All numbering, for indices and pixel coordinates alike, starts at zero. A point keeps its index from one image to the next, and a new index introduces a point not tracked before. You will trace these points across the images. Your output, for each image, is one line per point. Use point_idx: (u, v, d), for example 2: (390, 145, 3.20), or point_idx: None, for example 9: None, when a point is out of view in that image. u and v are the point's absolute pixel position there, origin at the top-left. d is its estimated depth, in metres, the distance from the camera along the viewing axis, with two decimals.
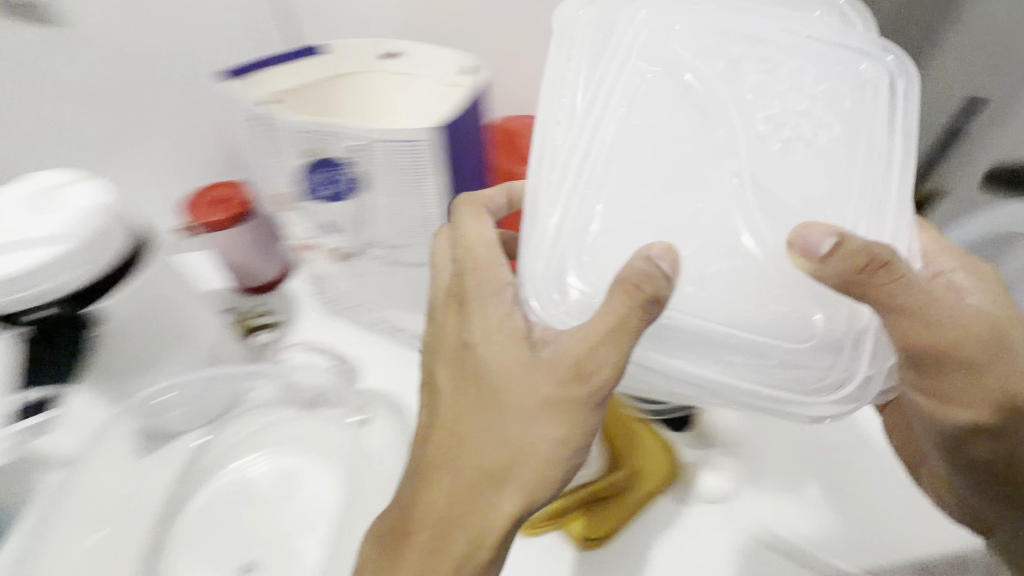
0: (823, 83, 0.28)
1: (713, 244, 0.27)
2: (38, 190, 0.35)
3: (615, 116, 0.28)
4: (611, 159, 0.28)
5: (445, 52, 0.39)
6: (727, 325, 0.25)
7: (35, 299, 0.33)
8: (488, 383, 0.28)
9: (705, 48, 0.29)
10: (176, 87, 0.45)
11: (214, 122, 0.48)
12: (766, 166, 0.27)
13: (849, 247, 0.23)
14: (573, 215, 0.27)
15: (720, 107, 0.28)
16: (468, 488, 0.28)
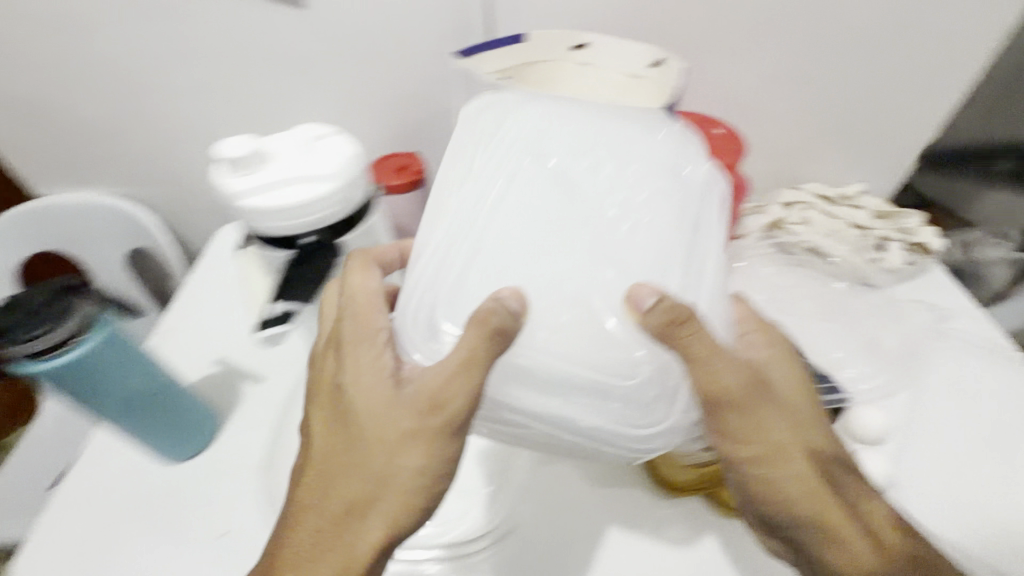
0: (641, 177, 0.39)
1: (575, 300, 0.34)
2: (304, 140, 0.41)
3: (515, 202, 0.37)
4: (502, 231, 0.36)
5: (633, 48, 0.50)
6: (567, 360, 0.32)
7: (305, 227, 0.38)
8: (359, 418, 0.34)
9: (570, 146, 0.40)
10: (395, 69, 0.55)
11: (413, 99, 0.58)
12: (590, 237, 0.36)
13: (666, 304, 0.31)
14: (467, 262, 0.36)
15: (584, 197, 0.38)
16: (335, 518, 0.34)
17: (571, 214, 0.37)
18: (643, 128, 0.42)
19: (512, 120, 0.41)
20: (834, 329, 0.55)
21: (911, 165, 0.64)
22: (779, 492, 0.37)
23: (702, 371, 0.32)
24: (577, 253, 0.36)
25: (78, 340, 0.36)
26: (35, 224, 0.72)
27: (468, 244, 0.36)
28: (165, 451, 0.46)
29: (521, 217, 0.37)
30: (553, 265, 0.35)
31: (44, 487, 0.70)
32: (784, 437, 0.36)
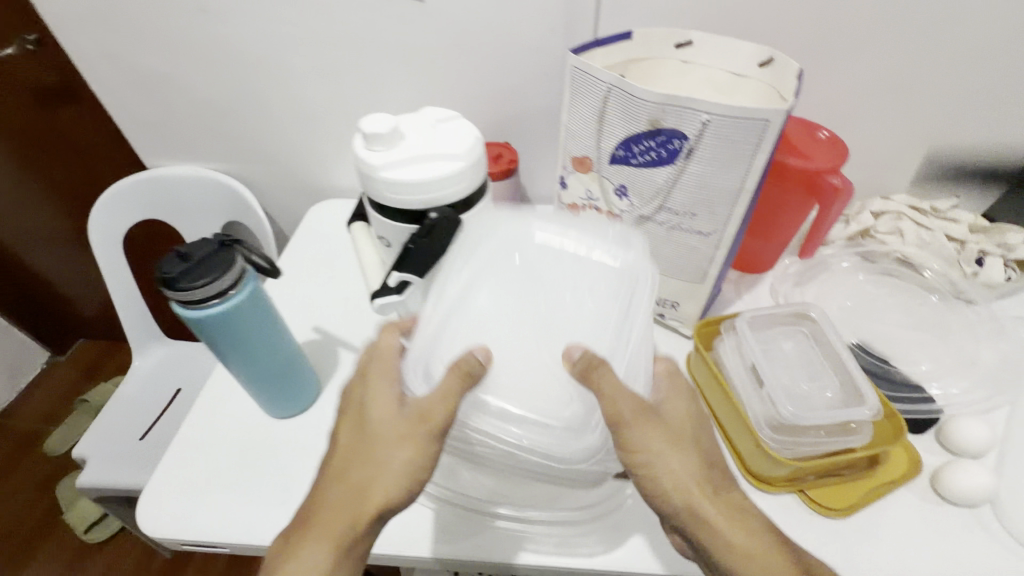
0: (600, 269, 0.40)
1: (517, 368, 0.37)
2: (429, 123, 0.43)
3: (479, 289, 0.40)
4: (471, 307, 0.39)
5: (741, 46, 0.48)
6: (517, 405, 0.36)
7: (431, 202, 0.41)
8: (368, 424, 0.36)
9: (533, 239, 0.42)
10: (503, 56, 0.59)
11: (515, 87, 0.61)
12: (541, 325, 0.38)
13: (591, 357, 0.35)
14: (426, 338, 0.38)
15: (533, 289, 0.40)
16: (343, 508, 0.35)
17: (524, 308, 0.39)
18: (586, 227, 0.42)
19: (498, 222, 0.42)
20: (927, 339, 0.53)
21: (1007, 178, 0.63)
22: (670, 498, 0.37)
23: (610, 406, 0.35)
24: (531, 331, 0.38)
25: (225, 296, 0.38)
26: (141, 192, 0.76)
27: (450, 312, 0.39)
28: (269, 407, 0.49)
29: (500, 301, 0.39)
30: (521, 357, 0.37)
31: (138, 439, 0.77)
32: (662, 451, 0.36)
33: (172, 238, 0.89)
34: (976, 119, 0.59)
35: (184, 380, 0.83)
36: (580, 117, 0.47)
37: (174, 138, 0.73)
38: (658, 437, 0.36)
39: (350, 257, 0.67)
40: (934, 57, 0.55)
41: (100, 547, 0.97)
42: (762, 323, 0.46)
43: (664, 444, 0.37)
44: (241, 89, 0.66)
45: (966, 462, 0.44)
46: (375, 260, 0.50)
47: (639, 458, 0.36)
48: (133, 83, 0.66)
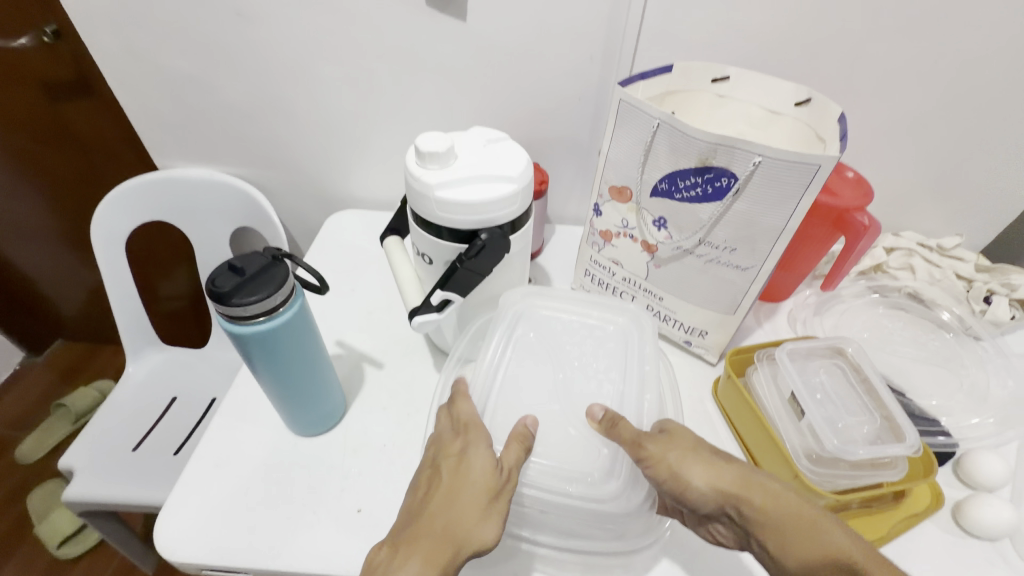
0: (608, 350, 0.48)
1: (550, 442, 0.42)
2: (477, 146, 0.44)
3: (509, 361, 0.47)
4: (504, 382, 0.45)
5: (781, 84, 0.48)
6: (553, 462, 0.40)
7: (483, 223, 0.41)
8: (455, 472, 0.37)
9: (554, 321, 0.50)
10: (536, 76, 0.60)
11: (544, 107, 0.62)
12: (561, 396, 0.44)
13: (608, 411, 0.40)
14: (477, 391, 0.44)
15: (552, 363, 0.47)
16: (432, 547, 0.34)
17: (545, 383, 0.45)
18: (598, 308, 0.51)
19: (523, 304, 0.50)
20: (942, 372, 0.54)
21: (1005, 220, 0.66)
22: (707, 502, 0.37)
23: (632, 440, 0.38)
24: (556, 400, 0.44)
25: (272, 314, 0.37)
26: (148, 193, 0.73)
27: (491, 382, 0.45)
28: (293, 425, 0.48)
29: (520, 381, 0.45)
30: (552, 423, 0.43)
31: (131, 451, 0.71)
32: (679, 459, 0.37)
33: (174, 241, 0.87)
34: (982, 163, 0.62)
35: (181, 388, 0.80)
36: (625, 147, 0.47)
37: (189, 139, 0.72)
38: (672, 449, 0.38)
39: (371, 269, 0.66)
40: (949, 103, 0.57)
41: (73, 562, 0.92)
42: (787, 352, 0.47)
43: (681, 453, 0.38)
44: (268, 92, 0.65)
45: (989, 497, 0.46)
46: (412, 277, 0.49)
47: (662, 463, 0.37)
48: (154, 81, 0.65)
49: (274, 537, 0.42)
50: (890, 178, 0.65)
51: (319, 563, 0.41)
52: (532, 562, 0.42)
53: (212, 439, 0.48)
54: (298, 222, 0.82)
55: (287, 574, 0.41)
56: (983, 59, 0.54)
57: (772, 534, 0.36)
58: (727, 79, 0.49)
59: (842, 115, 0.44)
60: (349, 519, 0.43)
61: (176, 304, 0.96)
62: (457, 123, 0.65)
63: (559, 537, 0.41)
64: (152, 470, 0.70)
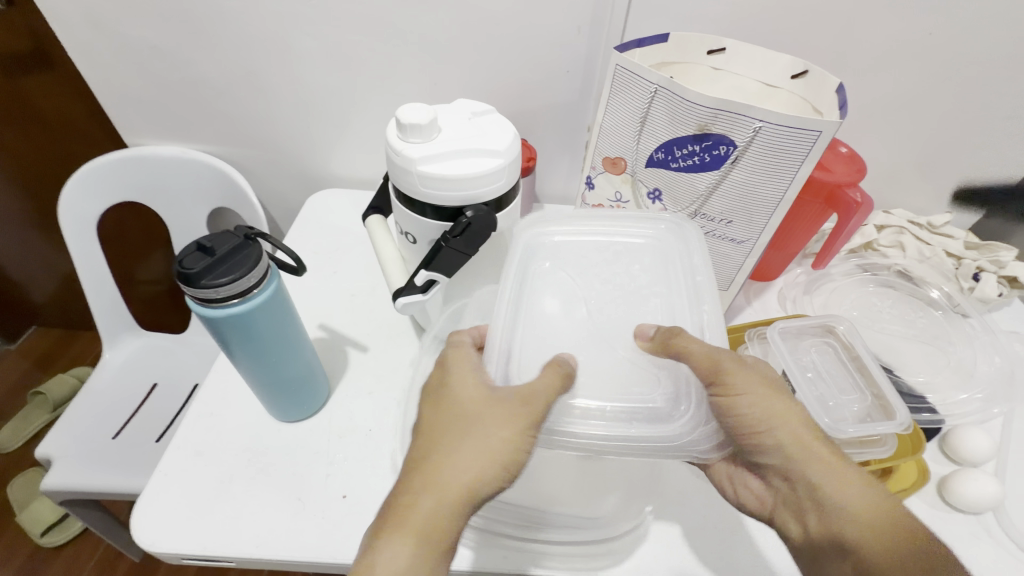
0: (640, 264, 0.42)
1: (595, 367, 0.36)
2: (459, 120, 0.42)
3: (526, 291, 0.40)
4: (529, 316, 0.39)
5: (778, 56, 0.46)
6: (609, 398, 0.35)
7: (467, 199, 0.39)
8: (455, 409, 0.35)
9: (571, 241, 0.43)
10: (526, 48, 0.57)
11: (534, 81, 0.60)
12: (596, 321, 0.38)
13: (666, 330, 0.36)
14: (502, 333, 0.38)
15: (573, 290, 0.40)
16: (433, 487, 0.32)
17: (569, 311, 0.39)
18: (621, 221, 0.44)
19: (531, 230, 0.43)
20: (930, 350, 0.54)
21: (993, 199, 0.66)
22: (755, 439, 0.37)
23: (698, 364, 0.35)
24: (586, 327, 0.38)
25: (247, 296, 0.36)
26: (118, 173, 0.70)
27: (511, 315, 0.38)
28: (275, 410, 0.46)
29: (545, 314, 0.39)
30: (585, 352, 0.37)
31: (111, 439, 0.69)
32: (753, 394, 0.36)
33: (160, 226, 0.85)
34: (973, 140, 0.61)
35: (162, 374, 0.78)
36: (620, 117, 0.46)
37: (159, 115, 0.68)
38: (745, 380, 0.36)
39: (355, 250, 0.64)
40: (944, 77, 0.56)
41: (57, 551, 0.91)
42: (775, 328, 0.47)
43: (751, 389, 0.36)
44: (245, 65, 0.61)
45: (975, 472, 0.46)
46: (396, 257, 0.47)
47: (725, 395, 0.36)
48: (118, 52, 0.61)
49: (255, 527, 0.41)
50: (885, 156, 0.64)
51: (303, 552, 0.40)
52: (537, 560, 0.41)
53: (190, 427, 0.47)
54: (277, 202, 0.79)
55: (271, 562, 0.40)
56: (978, 32, 0.52)
57: (810, 506, 0.37)
58: (723, 51, 0.47)
59: (841, 86, 0.43)
60: (334, 505, 0.42)
61: (154, 288, 0.93)
62: (440, 98, 0.63)
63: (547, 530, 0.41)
64: (131, 458, 0.68)
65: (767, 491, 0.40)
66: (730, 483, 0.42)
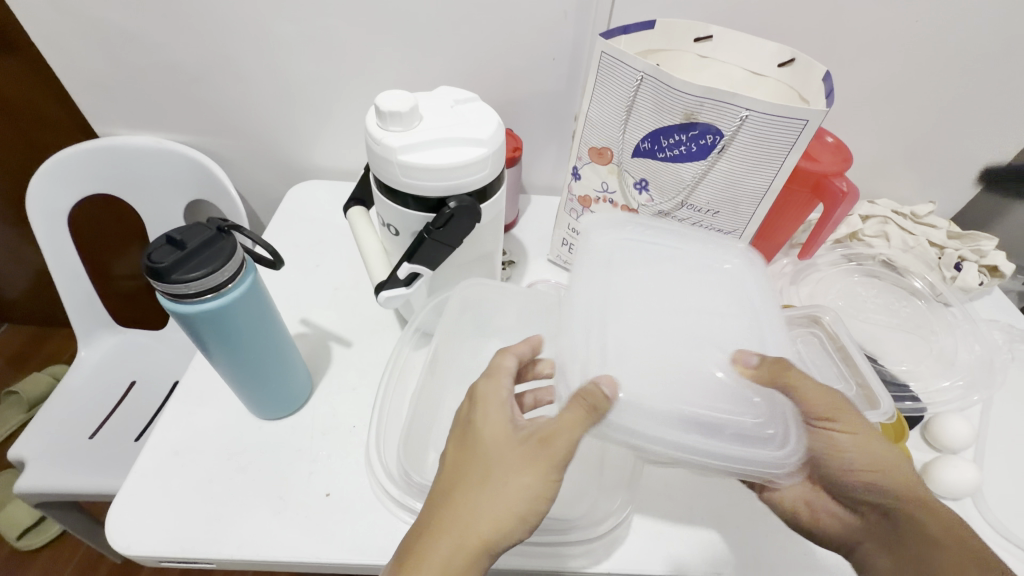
0: (724, 286, 0.41)
1: (681, 373, 0.35)
2: (442, 109, 0.40)
3: (609, 295, 0.39)
4: (618, 321, 0.37)
5: (765, 44, 0.45)
6: (704, 409, 0.34)
7: (451, 190, 0.38)
8: (479, 447, 0.34)
9: (655, 257, 0.42)
10: (510, 36, 0.56)
11: (519, 69, 0.59)
12: (686, 334, 0.37)
13: (767, 358, 0.35)
14: (590, 336, 0.36)
15: (667, 302, 0.39)
16: (456, 530, 0.31)
17: (665, 323, 0.38)
18: (701, 243, 0.43)
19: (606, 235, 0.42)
20: (912, 338, 0.54)
21: (973, 189, 0.67)
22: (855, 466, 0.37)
23: (807, 397, 0.34)
24: (679, 338, 0.37)
25: (221, 291, 0.34)
26: (89, 164, 0.68)
27: (597, 317, 0.37)
28: (257, 409, 0.45)
29: (631, 320, 0.38)
30: (673, 361, 0.36)
31: (87, 439, 0.67)
32: (847, 424, 0.36)
33: (139, 222, 0.83)
34: (956, 130, 0.62)
35: (140, 372, 0.76)
36: (606, 106, 0.45)
37: (132, 103, 0.66)
38: (846, 412, 0.36)
39: (337, 243, 0.62)
40: (929, 67, 0.56)
41: (35, 554, 0.88)
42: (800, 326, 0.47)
43: (850, 420, 0.36)
44: (220, 51, 0.59)
45: (954, 458, 0.47)
46: (378, 250, 0.46)
47: (829, 430, 0.36)
48: (87, 37, 0.59)
49: (238, 526, 0.40)
50: (869, 146, 0.65)
51: (285, 552, 0.39)
52: (533, 560, 0.40)
53: (167, 427, 0.46)
54: (257, 195, 0.77)
55: (253, 563, 0.39)
56: (963, 20, 0.52)
57: (907, 545, 0.37)
58: (710, 39, 0.46)
59: (828, 74, 0.42)
60: (318, 504, 0.42)
61: (131, 284, 0.90)
62: (424, 86, 0.61)
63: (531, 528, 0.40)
64: (110, 458, 0.66)
65: (852, 522, 0.39)
66: (809, 509, 0.40)
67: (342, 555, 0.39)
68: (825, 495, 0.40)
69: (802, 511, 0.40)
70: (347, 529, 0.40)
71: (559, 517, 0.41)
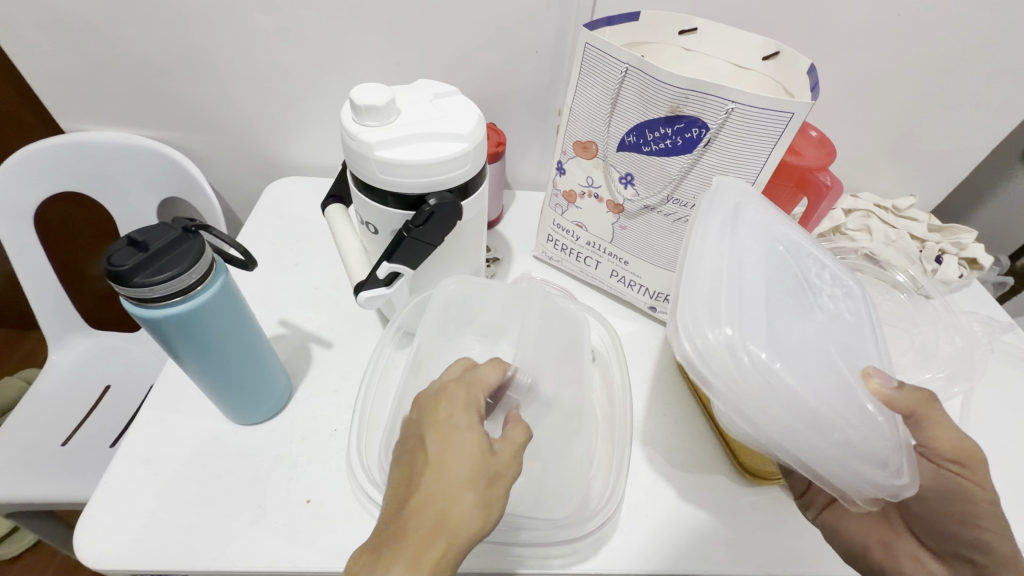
0: (850, 309, 0.39)
1: (801, 363, 0.34)
2: (420, 102, 0.39)
3: (743, 264, 0.37)
4: (749, 290, 0.36)
5: (750, 36, 0.45)
6: (826, 404, 0.33)
7: (429, 185, 0.37)
8: (450, 452, 0.33)
9: (796, 253, 0.40)
10: (491, 28, 0.55)
11: (501, 62, 0.58)
12: (812, 337, 0.36)
13: (908, 384, 0.34)
14: (724, 301, 0.35)
15: (807, 300, 0.38)
16: (425, 533, 0.30)
17: (798, 314, 0.37)
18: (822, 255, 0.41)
19: (751, 202, 0.40)
20: (895, 331, 0.55)
21: (952, 182, 0.68)
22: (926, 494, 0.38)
23: (936, 434, 0.35)
24: (805, 334, 0.36)
25: (190, 294, 0.33)
26: (57, 162, 0.65)
27: (723, 270, 0.37)
28: (233, 406, 0.43)
29: (762, 285, 0.37)
30: (800, 354, 0.35)
31: (59, 445, 0.65)
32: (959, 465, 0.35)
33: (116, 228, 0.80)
34: (938, 124, 0.62)
35: (114, 375, 0.74)
36: (590, 99, 0.44)
37: (99, 97, 0.63)
38: (959, 454, 0.35)
39: (318, 242, 0.61)
40: (909, 61, 0.56)
41: (12, 563, 0.86)
42: None
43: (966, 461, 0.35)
44: (190, 43, 0.57)
45: None
46: (357, 248, 0.45)
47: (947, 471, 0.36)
48: (49, 30, 0.56)
49: (214, 534, 0.39)
50: (852, 139, 0.65)
51: (264, 560, 0.38)
52: (520, 562, 0.39)
53: (139, 434, 0.44)
54: (234, 193, 0.75)
55: (231, 572, 0.38)
56: (941, 14, 0.53)
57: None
58: (694, 31, 0.46)
59: (813, 67, 0.42)
60: (297, 511, 0.40)
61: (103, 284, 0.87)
62: (403, 79, 0.60)
63: (523, 529, 0.39)
64: (83, 465, 0.63)
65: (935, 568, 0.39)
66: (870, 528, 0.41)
67: (323, 562, 0.38)
68: (907, 537, 0.40)
69: (878, 549, 0.39)
70: (328, 536, 0.39)
71: (545, 515, 0.39)
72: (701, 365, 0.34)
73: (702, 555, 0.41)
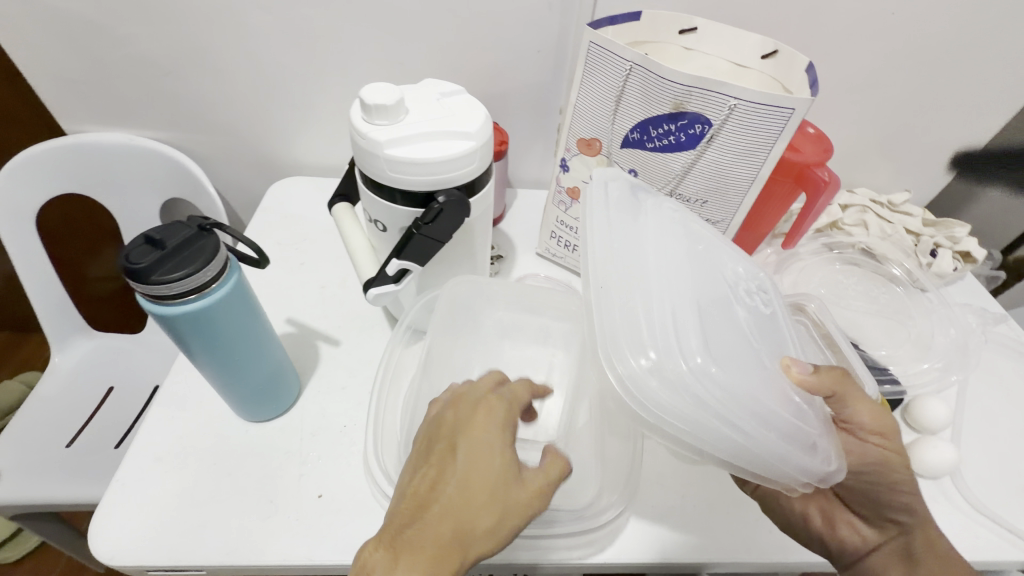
0: (754, 292, 0.40)
1: (730, 362, 0.33)
2: (428, 101, 0.40)
3: (660, 262, 0.35)
4: (674, 288, 0.34)
5: (749, 35, 0.45)
6: (759, 401, 0.32)
7: (439, 183, 0.38)
8: (483, 475, 0.33)
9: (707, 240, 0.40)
10: (494, 29, 0.56)
11: (503, 62, 0.58)
12: (731, 326, 0.36)
13: (821, 367, 0.36)
14: (645, 310, 0.32)
15: (723, 290, 0.37)
16: (449, 544, 0.30)
17: (720, 301, 0.36)
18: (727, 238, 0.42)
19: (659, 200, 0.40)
20: (891, 324, 0.56)
21: (946, 177, 0.69)
22: None
23: (857, 412, 0.38)
24: (725, 323, 0.35)
25: (203, 292, 0.33)
26: (61, 164, 0.65)
27: (640, 275, 0.34)
28: (233, 401, 0.43)
29: (682, 278, 0.35)
30: (725, 348, 0.34)
31: (64, 447, 0.65)
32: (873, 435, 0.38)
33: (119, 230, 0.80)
34: (932, 120, 0.63)
35: (118, 377, 0.74)
36: (594, 97, 0.45)
37: (103, 99, 0.63)
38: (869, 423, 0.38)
39: (323, 241, 0.61)
40: (904, 59, 0.58)
41: (15, 566, 0.86)
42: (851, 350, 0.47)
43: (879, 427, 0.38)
44: (194, 45, 0.57)
45: (934, 439, 0.48)
46: (365, 246, 0.45)
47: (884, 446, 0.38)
48: (52, 31, 0.56)
49: (228, 529, 0.39)
50: (849, 136, 0.66)
51: (279, 554, 0.38)
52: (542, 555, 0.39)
53: (150, 432, 0.44)
54: (236, 193, 0.75)
55: (244, 567, 0.39)
56: (935, 13, 0.54)
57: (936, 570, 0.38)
58: (694, 30, 0.47)
59: (811, 65, 0.43)
60: (310, 506, 0.41)
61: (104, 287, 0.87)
62: (406, 79, 0.60)
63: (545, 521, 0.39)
64: (89, 467, 0.63)
65: (868, 535, 0.41)
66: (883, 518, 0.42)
67: (338, 555, 0.39)
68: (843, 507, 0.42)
69: (818, 519, 0.42)
70: (341, 529, 0.40)
71: (567, 507, 0.40)
72: (639, 393, 0.31)
73: (707, 543, 0.42)
